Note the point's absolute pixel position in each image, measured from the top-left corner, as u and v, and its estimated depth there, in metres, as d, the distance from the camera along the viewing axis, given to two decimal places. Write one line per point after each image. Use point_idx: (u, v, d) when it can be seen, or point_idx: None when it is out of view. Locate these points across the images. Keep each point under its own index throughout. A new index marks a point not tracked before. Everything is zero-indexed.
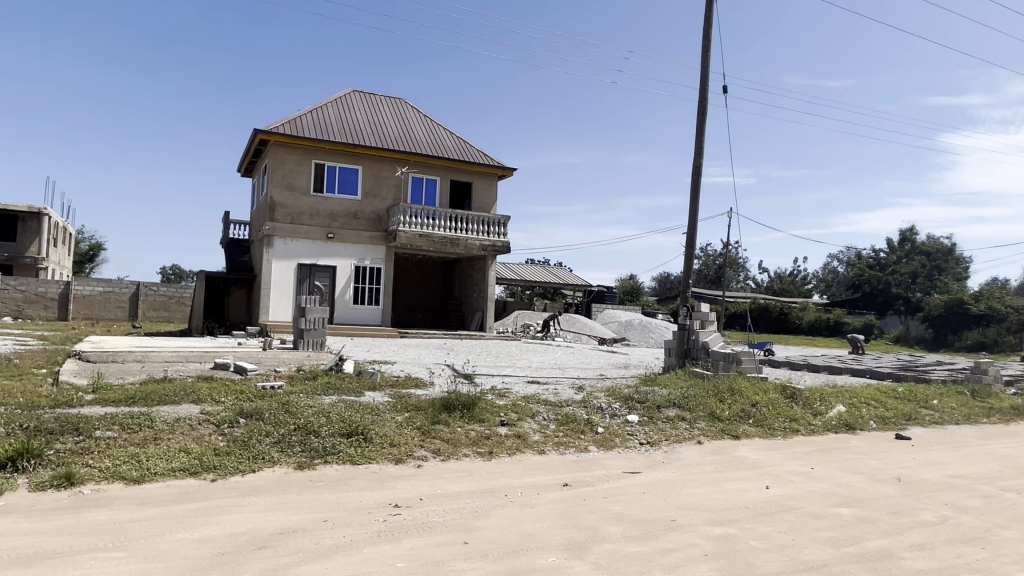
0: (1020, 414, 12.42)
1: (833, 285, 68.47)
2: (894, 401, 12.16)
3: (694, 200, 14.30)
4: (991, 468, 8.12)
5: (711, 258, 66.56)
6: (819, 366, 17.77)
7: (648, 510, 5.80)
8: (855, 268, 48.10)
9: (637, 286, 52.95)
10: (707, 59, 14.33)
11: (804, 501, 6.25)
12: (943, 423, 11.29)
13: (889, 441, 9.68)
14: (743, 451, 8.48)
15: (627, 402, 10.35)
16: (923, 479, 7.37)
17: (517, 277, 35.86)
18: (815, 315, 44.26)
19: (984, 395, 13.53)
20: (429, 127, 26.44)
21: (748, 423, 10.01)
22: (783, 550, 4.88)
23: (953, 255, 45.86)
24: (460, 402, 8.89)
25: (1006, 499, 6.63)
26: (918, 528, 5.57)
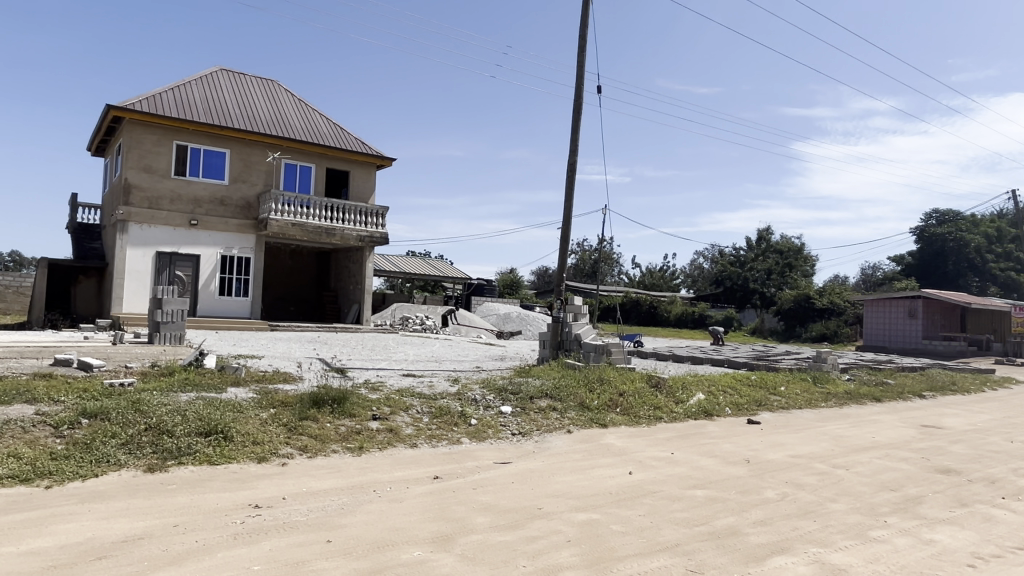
0: (852, 398, 13.77)
1: (698, 280, 72.75)
2: (748, 388, 13.09)
3: (569, 196, 14.65)
4: (827, 447, 8.93)
5: (587, 253, 68.80)
6: (683, 357, 18.80)
7: (516, 499, 5.89)
8: (718, 264, 51.36)
9: (517, 279, 53.84)
10: (583, 59, 14.71)
11: (662, 484, 6.58)
12: (788, 408, 12.30)
13: (741, 425, 10.42)
14: (610, 439, 8.82)
15: (501, 393, 10.46)
16: (768, 459, 7.97)
17: (396, 269, 35.38)
18: (681, 309, 46.64)
19: (823, 381, 14.89)
20: (304, 111, 25.44)
21: (616, 411, 10.42)
22: (640, 532, 5.10)
23: (802, 254, 48.91)
24: (330, 396, 8.63)
25: (836, 475, 7.32)
26: (762, 505, 6.02)
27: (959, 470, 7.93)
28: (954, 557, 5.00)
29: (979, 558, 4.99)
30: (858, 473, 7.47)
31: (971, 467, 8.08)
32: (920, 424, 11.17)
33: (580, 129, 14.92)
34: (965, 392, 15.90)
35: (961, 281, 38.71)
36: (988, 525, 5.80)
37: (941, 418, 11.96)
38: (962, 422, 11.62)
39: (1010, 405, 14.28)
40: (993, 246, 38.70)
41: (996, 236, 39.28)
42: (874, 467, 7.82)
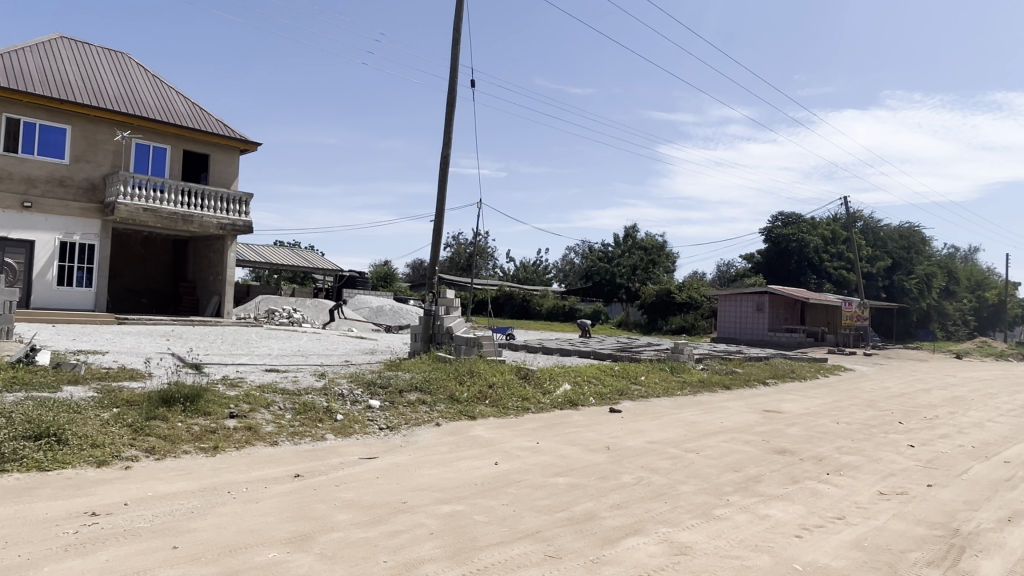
0: (704, 386, 14.77)
1: (569, 275, 75.02)
2: (611, 379, 13.67)
3: (442, 188, 14.60)
4: (680, 433, 9.51)
5: (463, 246, 69.01)
6: (551, 349, 19.31)
7: (379, 494, 5.81)
8: (588, 260, 53.21)
9: (391, 271, 53.09)
10: (457, 52, 14.69)
11: (526, 473, 6.74)
12: (647, 396, 13.00)
13: (604, 414, 10.88)
14: (477, 431, 8.91)
15: (368, 387, 10.27)
16: (626, 446, 8.37)
17: (262, 260, 33.77)
18: (553, 302, 47.81)
19: (680, 371, 15.86)
20: (158, 88, 23.64)
21: (484, 403, 10.54)
22: (502, 522, 5.19)
23: (665, 251, 51.64)
24: (182, 394, 8.10)
25: (687, 459, 7.82)
26: (619, 490, 6.31)
27: (793, 450, 8.72)
28: (784, 529, 5.50)
29: (806, 529, 5.52)
30: (707, 456, 8.02)
31: (803, 447, 8.90)
32: (762, 410, 12.16)
33: (454, 122, 14.90)
34: (802, 379, 17.48)
35: (802, 278, 42.43)
36: (814, 499, 6.42)
37: (780, 403, 13.09)
38: (797, 406, 12.77)
39: (837, 390, 15.87)
40: (828, 247, 42.72)
41: (831, 238, 43.40)
42: (720, 450, 8.43)
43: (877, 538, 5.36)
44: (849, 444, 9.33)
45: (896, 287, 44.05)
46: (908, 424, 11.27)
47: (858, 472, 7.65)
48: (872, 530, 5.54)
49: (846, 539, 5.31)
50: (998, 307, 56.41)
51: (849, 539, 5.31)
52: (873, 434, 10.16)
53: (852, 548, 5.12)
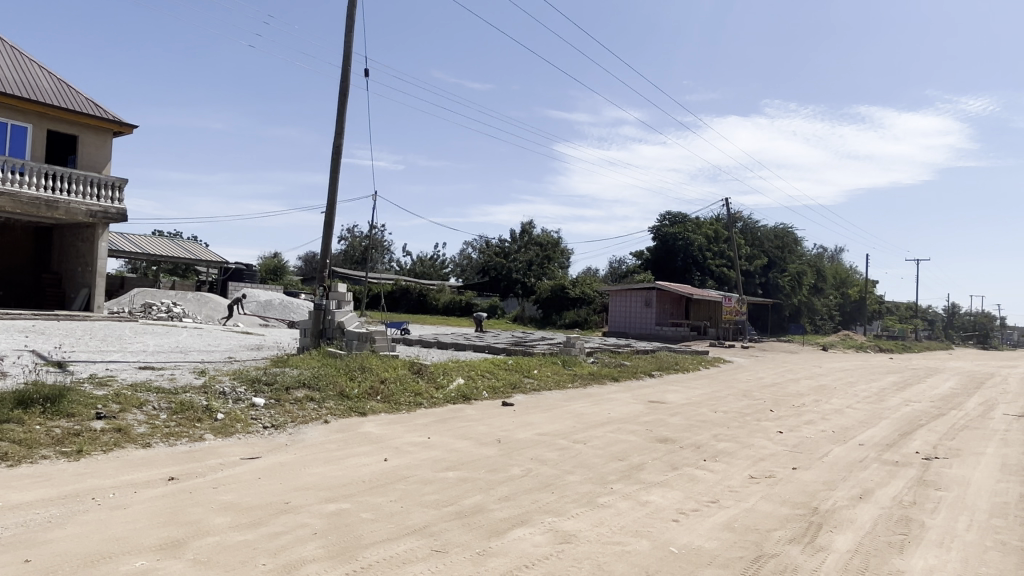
0: (594, 378, 15.22)
1: (466, 269, 74.70)
2: (504, 372, 13.82)
3: (333, 179, 14.21)
4: (569, 424, 9.75)
5: (358, 239, 67.53)
6: (446, 343, 19.26)
7: (261, 495, 5.60)
8: (485, 254, 53.46)
9: (281, 264, 51.17)
10: (350, 39, 14.33)
11: (415, 469, 6.69)
12: (539, 389, 13.24)
13: (496, 407, 10.99)
14: (368, 427, 8.76)
15: (253, 385, 9.86)
16: (516, 439, 8.49)
17: (138, 250, 31.63)
18: (449, 297, 47.67)
19: (571, 364, 16.27)
20: (17, 60, 21.59)
21: (376, 399, 10.39)
22: (389, 518, 5.14)
23: (560, 247, 52.73)
24: (42, 395, 7.47)
25: (575, 450, 8.03)
26: (508, 482, 6.40)
27: (674, 438, 9.14)
28: (663, 514, 5.76)
29: (683, 513, 5.80)
30: (593, 447, 8.26)
31: (684, 435, 9.36)
32: (648, 400, 12.67)
33: (346, 111, 14.54)
34: (685, 371, 18.36)
35: (687, 275, 44.43)
36: (692, 485, 6.76)
37: (664, 394, 13.69)
38: (680, 397, 13.40)
39: (717, 381, 16.79)
40: (711, 246, 45.03)
41: (714, 237, 45.76)
42: (607, 440, 8.71)
43: (746, 519, 5.72)
44: (725, 431, 9.90)
45: (771, 284, 47.08)
46: (777, 412, 12.09)
47: (731, 457, 8.12)
48: (743, 512, 5.90)
49: (719, 521, 5.63)
50: (859, 303, 61.46)
51: (721, 521, 5.64)
52: (747, 422, 10.83)
53: (724, 530, 5.43)
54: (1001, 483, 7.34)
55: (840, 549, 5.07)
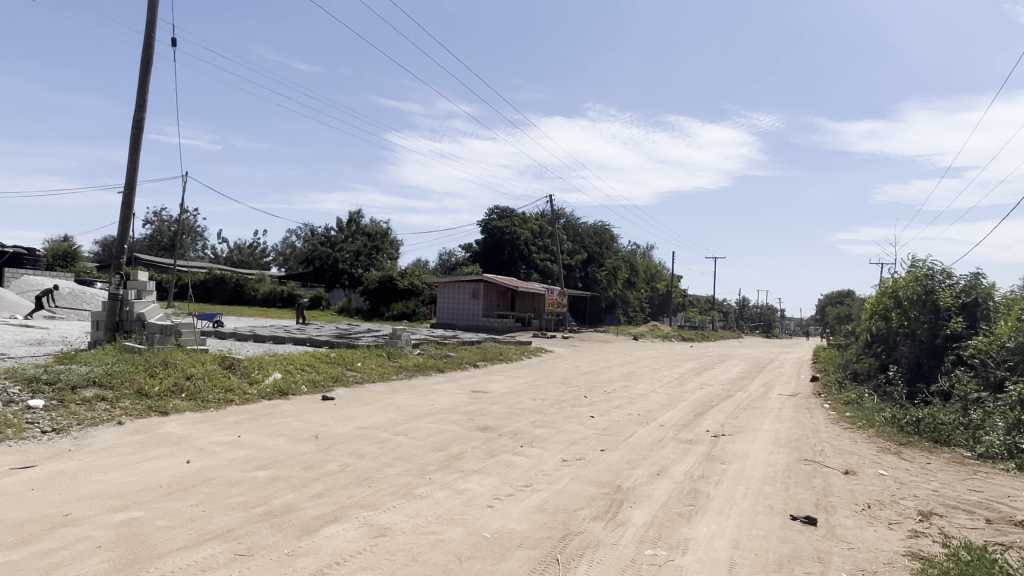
0: (419, 369, 15.23)
1: (290, 259, 71.41)
2: (326, 366, 13.39)
3: (133, 156, 12.89)
4: (390, 417, 9.67)
5: (166, 224, 61.92)
6: (264, 336, 18.28)
7: (34, 508, 4.97)
8: (309, 243, 51.33)
9: (72, 249, 45.57)
10: (154, 3, 13.06)
11: (221, 470, 6.28)
12: (362, 382, 12.99)
13: (315, 402, 10.62)
14: (169, 427, 8.08)
15: (30, 385, 8.69)
16: (335, 433, 8.27)
17: None
18: (270, 287, 45.26)
19: (396, 356, 16.14)
20: None
21: (180, 397, 9.60)
22: (189, 524, 4.79)
23: (388, 238, 51.87)
24: None
25: (395, 442, 7.98)
26: (323, 479, 6.21)
27: (494, 426, 9.40)
28: (478, 501, 5.90)
29: (497, 499, 5.98)
30: (414, 438, 8.26)
31: (503, 423, 9.65)
32: (470, 390, 12.91)
33: (150, 81, 13.25)
34: (508, 361, 18.93)
35: (513, 268, 45.69)
36: (507, 471, 6.99)
37: (487, 384, 14.03)
38: (502, 386, 13.80)
39: (537, 370, 17.50)
40: (536, 240, 46.73)
41: (539, 232, 47.53)
42: (428, 431, 8.75)
43: (556, 501, 6.02)
44: (542, 417, 10.34)
45: (590, 278, 49.88)
46: (591, 398, 12.85)
47: (546, 443, 8.51)
48: (553, 494, 6.21)
49: (531, 504, 5.88)
50: (666, 296, 66.98)
51: (533, 504, 5.88)
52: (563, 408, 11.40)
53: (535, 512, 5.67)
54: (773, 455, 8.37)
55: (638, 523, 5.50)
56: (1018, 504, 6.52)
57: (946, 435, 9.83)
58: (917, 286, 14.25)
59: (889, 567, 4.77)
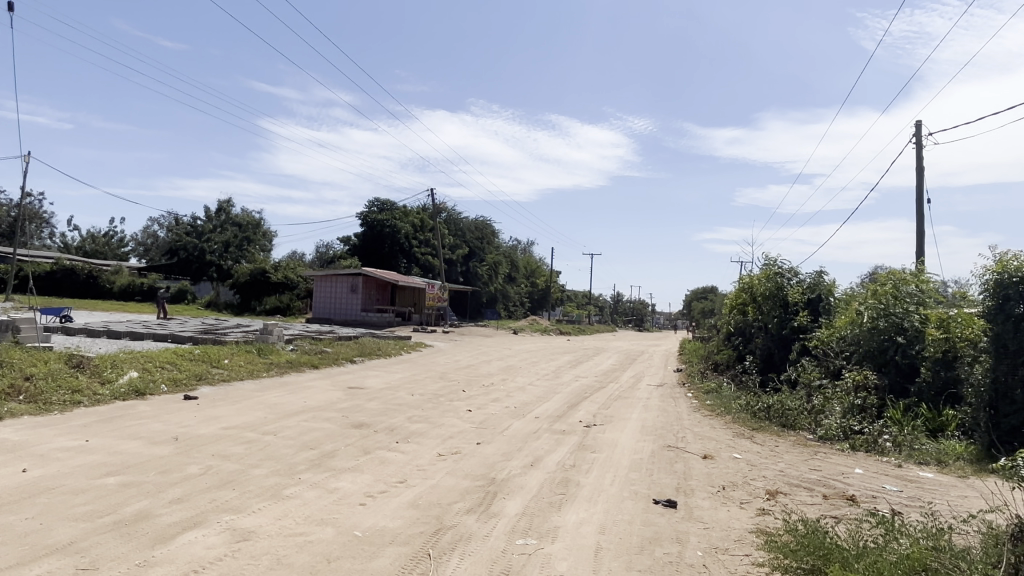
0: (292, 366, 14.68)
1: (151, 249, 66.63)
2: (189, 363, 12.60)
3: None
4: (259, 416, 9.26)
5: (4, 208, 55.90)
6: (119, 332, 16.92)
7: None
8: (173, 233, 48.08)
9: None
10: None
11: (64, 478, 5.76)
12: (229, 380, 12.35)
13: (176, 402, 9.98)
14: (3, 434, 7.30)
15: None
16: (197, 435, 7.81)
17: None
18: (127, 280, 41.99)
19: (267, 352, 15.47)
20: None
21: (17, 400, 8.70)
22: (23, 540, 4.35)
23: (261, 229, 49.56)
24: None
25: (263, 442, 7.65)
26: (181, 483, 5.85)
27: (369, 423, 9.23)
28: (350, 500, 5.77)
29: (369, 497, 5.88)
30: (284, 437, 7.96)
31: (379, 420, 9.49)
32: (346, 386, 12.61)
33: None
34: (386, 356, 18.64)
35: (393, 262, 45.00)
36: (381, 467, 6.89)
37: (363, 380, 13.76)
38: (379, 382, 13.57)
39: (416, 364, 17.36)
40: (417, 234, 46.28)
41: (420, 226, 47.10)
42: (299, 430, 8.45)
43: (430, 495, 6.00)
44: (419, 413, 10.28)
45: (471, 273, 50.11)
46: (469, 392, 12.92)
47: (423, 438, 8.47)
48: (427, 489, 6.19)
49: (404, 500, 5.83)
50: (545, 291, 68.46)
51: (406, 500, 5.84)
52: (440, 403, 11.38)
53: (408, 508, 5.63)
54: (639, 443, 8.79)
55: (510, 514, 5.59)
56: (850, 480, 7.24)
57: (792, 419, 10.72)
58: (769, 283, 15.42)
59: (738, 544, 5.14)
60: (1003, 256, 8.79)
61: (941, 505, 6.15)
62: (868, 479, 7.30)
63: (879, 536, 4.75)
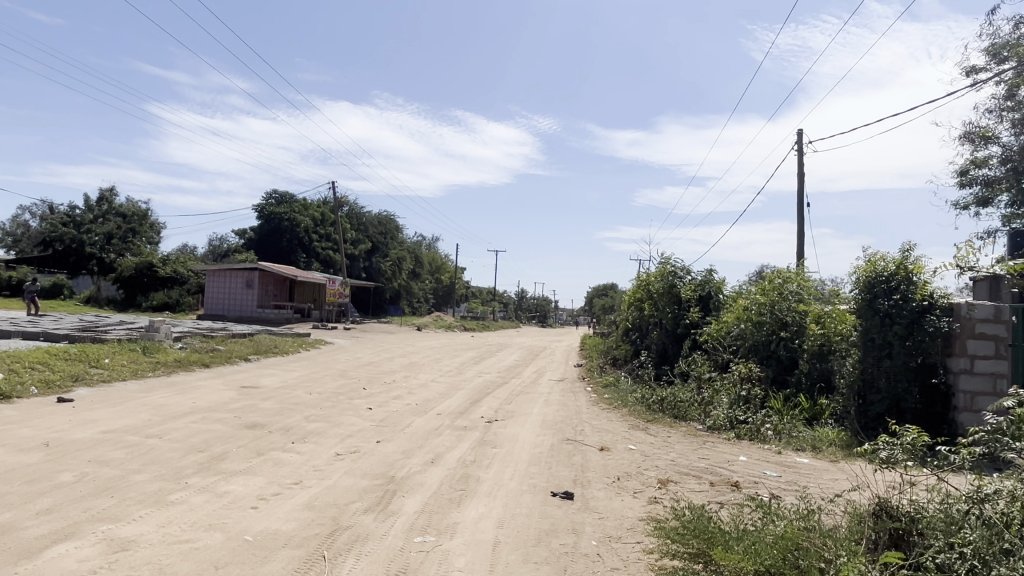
0: (180, 365, 13.93)
1: (21, 240, 61.32)
2: (63, 363, 11.70)
3: None
4: (143, 418, 8.73)
5: None
6: None
7: None
8: (46, 223, 44.46)
9: None
10: None
11: None
12: (109, 380, 11.56)
13: (48, 405, 9.25)
14: None
15: None
16: (71, 440, 7.27)
17: None
18: None
19: (152, 351, 14.59)
20: None
21: None
22: None
23: (148, 221, 46.66)
24: None
25: (147, 446, 7.22)
26: (52, 492, 5.43)
27: (263, 423, 8.90)
28: (240, 503, 5.54)
29: (262, 500, 5.67)
30: (170, 440, 7.54)
31: (274, 420, 9.17)
32: (239, 386, 12.10)
33: None
34: (283, 353, 18.04)
35: (292, 257, 43.55)
36: (275, 469, 6.66)
37: (258, 379, 13.25)
38: (275, 380, 13.11)
39: (315, 362, 16.89)
40: (317, 228, 44.99)
41: (320, 219, 45.81)
42: (186, 432, 8.03)
43: (326, 496, 5.87)
44: (316, 412, 10.01)
45: (374, 268, 49.28)
46: (370, 389, 12.70)
47: (320, 437, 8.25)
48: (323, 490, 6.04)
49: (299, 502, 5.66)
50: (450, 287, 68.27)
51: (301, 501, 5.67)
52: (339, 401, 11.13)
53: (303, 510, 5.48)
54: (539, 437, 8.93)
55: (408, 512, 5.55)
56: (735, 467, 7.66)
57: (684, 410, 11.21)
58: (664, 280, 16.04)
59: (631, 532, 5.34)
60: (872, 256, 9.52)
61: (814, 488, 6.61)
62: (751, 466, 7.75)
63: (758, 519, 5.03)
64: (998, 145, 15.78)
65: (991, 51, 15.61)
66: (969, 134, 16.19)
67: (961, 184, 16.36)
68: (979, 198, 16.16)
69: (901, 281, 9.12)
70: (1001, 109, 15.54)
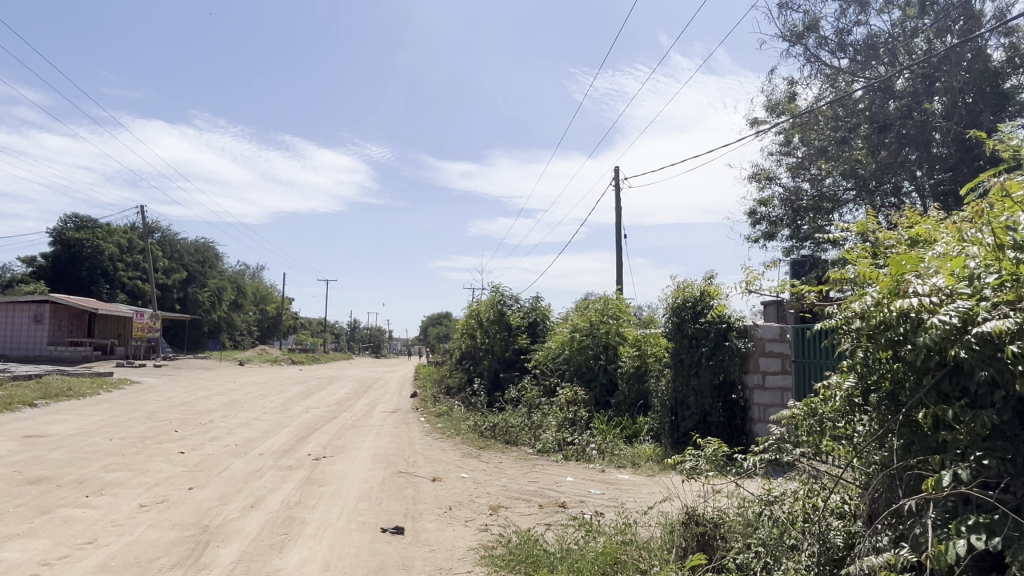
0: None
1: None
2: None
3: None
4: None
5: None
6: None
7: None
8: None
9: None
10: None
11: None
12: None
13: None
14: None
15: None
16: None
17: None
18: None
19: None
20: None
21: None
22: None
23: None
24: None
25: None
26: None
27: (50, 476, 7.83)
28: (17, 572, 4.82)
29: (45, 564, 4.98)
30: None
31: (64, 472, 8.10)
32: (21, 436, 10.56)
33: None
34: (78, 396, 16.01)
35: (91, 287, 39.11)
36: (63, 528, 5.86)
37: (46, 426, 11.69)
38: (66, 427, 11.61)
39: (117, 404, 15.17)
40: (124, 256, 40.95)
41: (127, 247, 41.77)
42: None
43: (126, 554, 5.27)
44: (117, 460, 8.98)
45: (190, 299, 45.55)
46: (182, 432, 11.61)
47: (120, 488, 7.41)
48: (122, 547, 5.42)
49: (93, 563, 5.04)
50: (275, 318, 64.82)
51: (95, 562, 5.06)
52: (146, 447, 10.07)
53: (97, 572, 4.87)
54: (369, 472, 8.70)
55: (223, 563, 5.13)
56: (561, 488, 7.93)
57: (515, 436, 11.44)
58: (494, 308, 16.39)
59: (460, 562, 5.31)
60: (680, 283, 10.35)
61: (632, 503, 6.98)
62: (577, 485, 8.06)
63: (581, 538, 5.22)
64: (778, 185, 17.96)
65: (770, 104, 17.88)
66: (755, 175, 18.33)
67: (751, 220, 18.43)
68: (765, 232, 18.32)
69: (704, 306, 10.00)
70: (780, 154, 17.82)
